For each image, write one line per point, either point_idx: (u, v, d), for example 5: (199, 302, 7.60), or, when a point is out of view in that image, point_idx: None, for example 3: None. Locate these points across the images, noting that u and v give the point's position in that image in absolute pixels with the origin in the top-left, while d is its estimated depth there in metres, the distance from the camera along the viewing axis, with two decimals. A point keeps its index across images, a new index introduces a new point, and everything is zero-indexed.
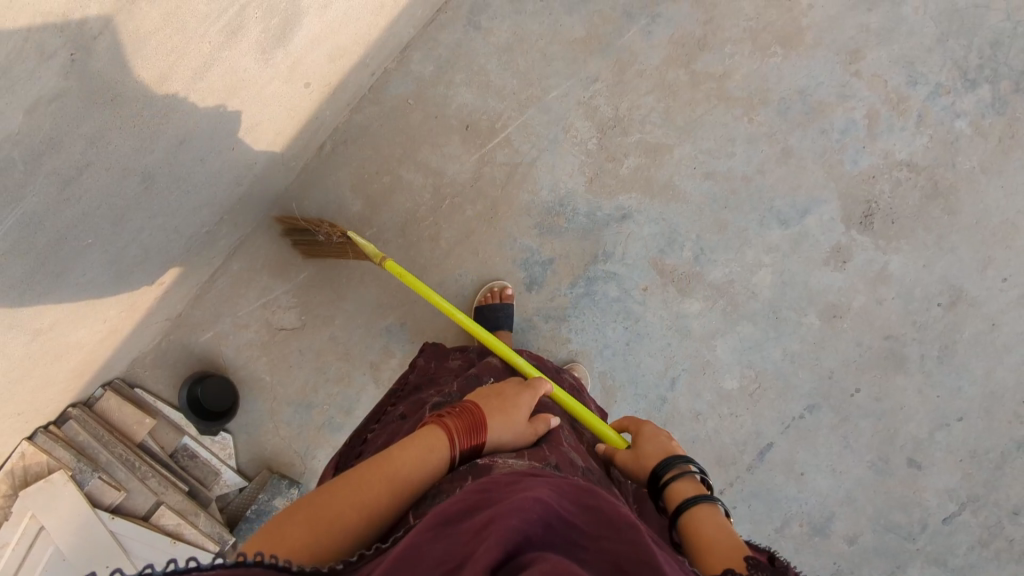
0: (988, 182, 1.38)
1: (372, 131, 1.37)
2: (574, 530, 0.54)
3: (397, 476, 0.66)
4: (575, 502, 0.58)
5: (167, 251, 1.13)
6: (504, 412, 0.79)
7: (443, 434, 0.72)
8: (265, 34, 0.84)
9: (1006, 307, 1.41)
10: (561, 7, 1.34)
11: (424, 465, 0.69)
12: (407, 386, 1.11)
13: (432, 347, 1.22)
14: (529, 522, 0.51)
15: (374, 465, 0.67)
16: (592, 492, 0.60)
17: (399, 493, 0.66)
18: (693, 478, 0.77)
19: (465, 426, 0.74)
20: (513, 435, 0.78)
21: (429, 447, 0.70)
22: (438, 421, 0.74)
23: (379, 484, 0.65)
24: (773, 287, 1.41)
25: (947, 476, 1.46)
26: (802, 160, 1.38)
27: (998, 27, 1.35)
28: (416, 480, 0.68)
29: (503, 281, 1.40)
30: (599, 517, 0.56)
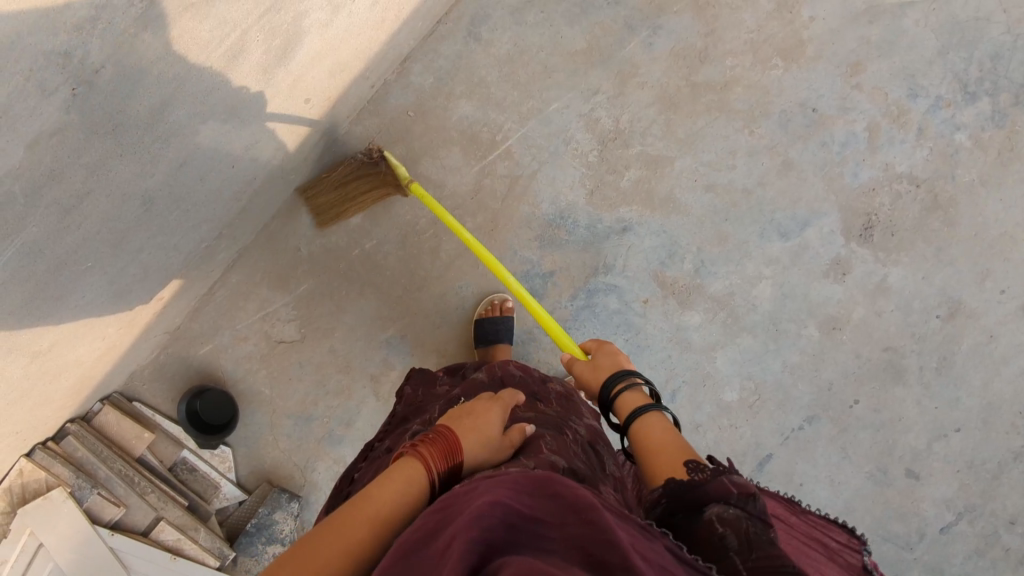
0: (987, 195, 1.39)
1: (372, 143, 1.36)
2: (539, 524, 0.49)
3: (380, 514, 0.61)
4: (537, 493, 0.52)
5: (166, 268, 1.12)
6: (479, 426, 0.75)
7: (420, 462, 0.66)
8: (267, 55, 0.83)
9: (1004, 318, 1.42)
10: (561, 19, 1.33)
11: (407, 495, 0.63)
12: (396, 419, 1.09)
13: (421, 372, 1.21)
14: (486, 527, 0.46)
15: (351, 506, 0.61)
16: (550, 478, 0.54)
17: (383, 529, 0.60)
18: (640, 389, 0.78)
19: (440, 451, 0.68)
20: (495, 450, 0.74)
21: (407, 478, 0.64)
22: (411, 449, 0.68)
23: (362, 526, 0.59)
24: (775, 299, 1.41)
25: (945, 487, 1.47)
26: (803, 173, 1.38)
27: (998, 40, 1.35)
28: (400, 516, 0.62)
29: (504, 294, 1.40)
30: (561, 505, 0.50)
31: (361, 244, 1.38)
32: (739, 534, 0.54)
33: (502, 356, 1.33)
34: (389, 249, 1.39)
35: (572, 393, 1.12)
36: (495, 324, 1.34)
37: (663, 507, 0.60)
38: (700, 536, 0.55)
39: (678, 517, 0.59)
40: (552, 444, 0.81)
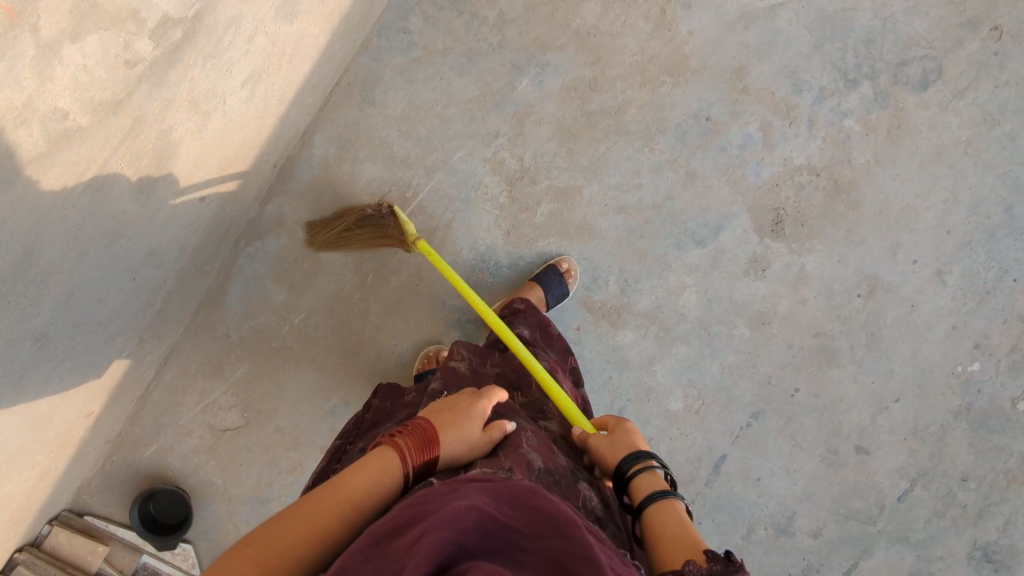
0: (884, 173, 1.44)
1: (286, 220, 1.37)
2: (513, 535, 0.58)
3: (350, 498, 0.68)
4: (515, 509, 0.61)
5: (87, 387, 1.11)
6: (460, 419, 0.79)
7: (394, 454, 0.73)
8: (138, 175, 0.82)
9: (922, 287, 1.48)
10: (450, 70, 1.35)
11: (375, 487, 0.70)
12: (367, 422, 1.11)
13: (386, 389, 1.20)
14: (461, 531, 0.54)
15: (326, 488, 0.69)
16: (533, 498, 0.63)
17: (350, 514, 0.68)
18: (657, 472, 0.83)
19: (417, 442, 0.75)
20: (471, 447, 0.78)
21: (381, 468, 0.71)
22: (390, 440, 0.75)
23: (332, 508, 0.67)
24: (701, 305, 1.46)
25: (894, 456, 1.53)
26: (708, 181, 1.42)
27: (869, 26, 1.40)
28: (366, 503, 0.69)
29: (440, 344, 1.41)
30: (538, 520, 0.60)
31: (290, 320, 1.39)
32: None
33: None
34: (319, 319, 1.40)
35: (556, 370, 1.12)
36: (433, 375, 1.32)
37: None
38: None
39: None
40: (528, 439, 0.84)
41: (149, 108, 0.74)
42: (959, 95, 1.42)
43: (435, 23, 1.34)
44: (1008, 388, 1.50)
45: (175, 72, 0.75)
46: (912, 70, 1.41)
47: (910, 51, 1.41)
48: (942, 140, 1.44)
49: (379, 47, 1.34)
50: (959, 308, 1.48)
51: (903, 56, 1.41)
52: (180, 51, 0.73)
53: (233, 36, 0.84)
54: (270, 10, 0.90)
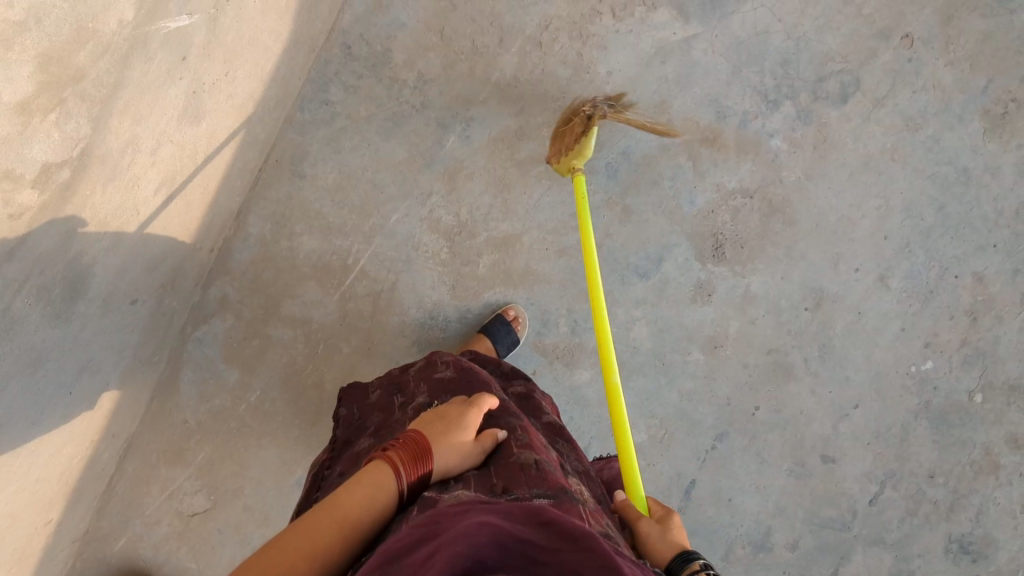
0: (816, 187, 1.46)
1: (230, 301, 1.37)
2: (528, 546, 0.59)
3: (348, 518, 0.68)
4: (528, 521, 0.62)
5: (41, 500, 1.11)
6: (450, 430, 0.80)
7: (388, 470, 0.73)
8: (52, 303, 0.83)
9: (866, 293, 1.50)
10: (376, 135, 1.37)
11: (372, 506, 0.70)
12: (342, 436, 1.10)
13: (351, 391, 1.19)
14: (482, 546, 0.56)
15: (323, 508, 0.69)
16: (545, 510, 0.63)
17: (349, 532, 0.68)
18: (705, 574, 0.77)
19: (411, 454, 0.75)
20: (464, 459, 0.79)
21: (377, 484, 0.71)
22: (383, 454, 0.75)
23: (332, 527, 0.67)
24: (653, 336, 1.48)
25: (861, 462, 1.54)
26: (644, 215, 1.44)
27: (783, 47, 1.43)
28: (364, 521, 0.69)
29: None
30: (552, 531, 0.60)
31: (246, 398, 1.40)
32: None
33: None
34: (275, 394, 1.40)
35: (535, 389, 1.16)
36: None
37: None
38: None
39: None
40: (520, 439, 0.85)
41: (48, 246, 0.75)
42: (879, 104, 1.45)
43: (355, 91, 1.36)
44: (963, 382, 1.52)
45: (71, 205, 0.75)
46: (831, 85, 1.44)
47: (826, 67, 1.44)
48: (868, 149, 1.46)
49: (303, 122, 1.36)
50: (906, 310, 1.50)
51: (820, 72, 1.44)
52: (72, 187, 0.74)
53: (134, 155, 0.85)
54: (171, 121, 0.91)
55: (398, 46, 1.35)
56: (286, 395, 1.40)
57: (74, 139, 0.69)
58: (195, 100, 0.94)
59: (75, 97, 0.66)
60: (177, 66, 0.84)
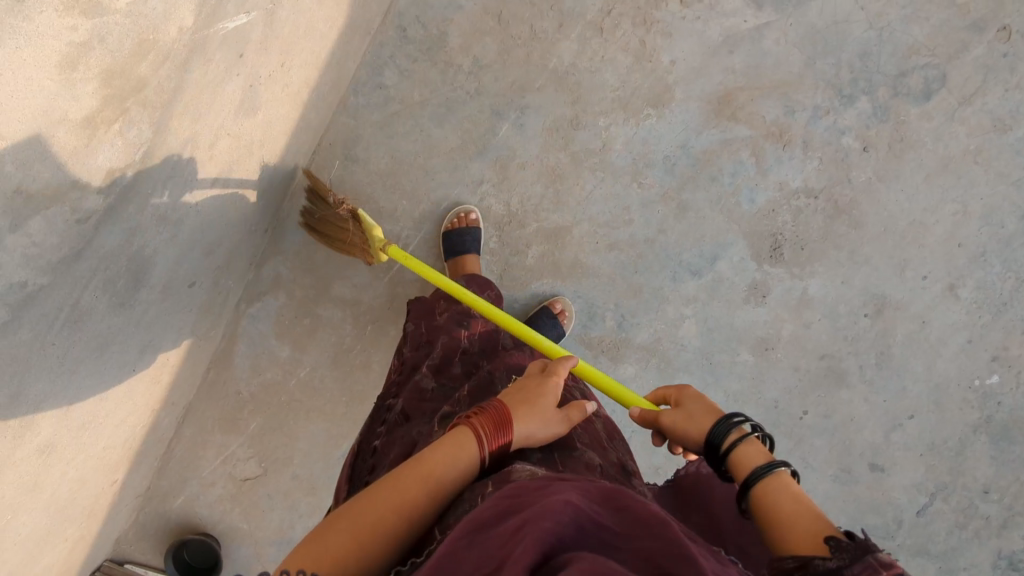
0: (887, 189, 1.39)
1: (282, 280, 1.40)
2: (608, 531, 0.50)
3: (430, 477, 0.63)
4: (604, 505, 0.53)
5: (108, 463, 1.17)
6: (538, 400, 0.74)
7: (469, 437, 0.67)
8: (118, 291, 0.86)
9: (933, 303, 1.42)
10: (429, 121, 1.36)
11: (454, 474, 0.64)
12: (405, 364, 1.05)
13: (420, 305, 1.17)
14: (564, 523, 0.47)
15: (406, 466, 0.64)
16: (623, 494, 0.54)
17: (431, 494, 0.63)
18: (744, 443, 0.67)
19: (492, 422, 0.68)
20: (550, 432, 0.73)
21: (459, 448, 0.65)
22: (466, 420, 0.69)
23: (414, 487, 0.62)
24: (701, 335, 1.44)
25: (912, 472, 1.49)
26: (700, 211, 1.40)
27: (863, 38, 1.35)
28: (447, 482, 0.64)
29: (469, 204, 1.39)
30: (630, 516, 0.51)
31: (296, 373, 1.43)
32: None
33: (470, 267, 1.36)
34: (324, 370, 1.44)
35: None
36: (460, 237, 1.34)
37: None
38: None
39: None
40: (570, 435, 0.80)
41: (113, 245, 0.77)
42: (966, 102, 1.35)
43: (410, 75, 1.35)
44: None
45: (134, 204, 0.77)
46: (913, 80, 1.35)
47: (910, 60, 1.35)
48: (948, 151, 1.37)
49: (357, 105, 1.35)
50: (974, 322, 1.42)
51: (902, 67, 1.35)
52: (133, 188, 0.75)
53: (192, 152, 0.87)
54: (228, 115, 0.92)
55: (454, 30, 1.33)
56: (335, 374, 1.44)
57: (136, 145, 0.71)
58: (250, 93, 0.95)
59: (137, 106, 0.67)
60: (235, 64, 0.85)
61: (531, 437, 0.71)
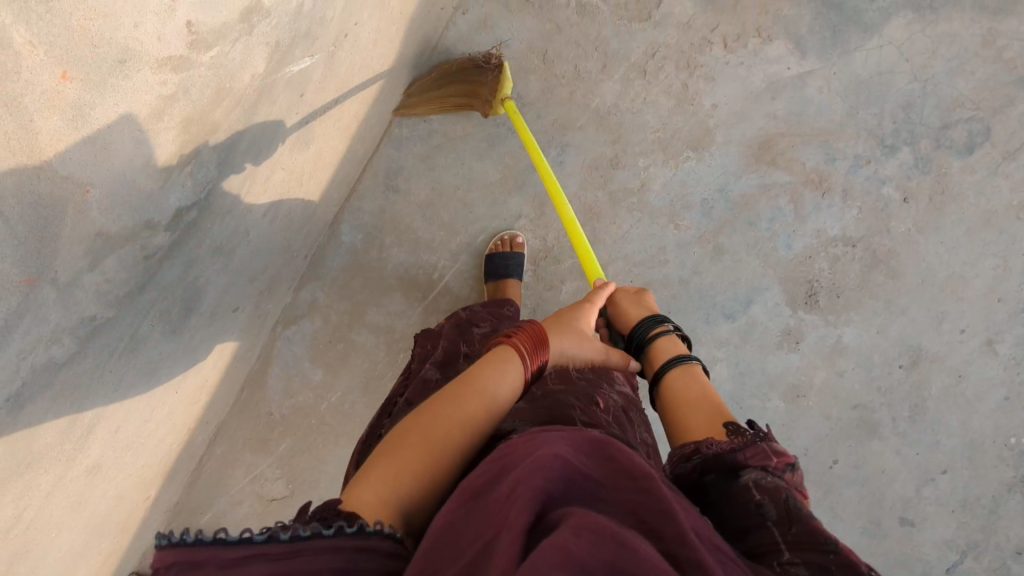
0: (927, 240, 1.38)
1: (319, 304, 1.42)
2: (596, 487, 0.51)
3: (488, 391, 0.70)
4: (592, 456, 0.55)
5: (144, 480, 1.19)
6: (571, 332, 0.86)
7: (515, 354, 0.76)
8: (171, 318, 0.88)
9: (970, 357, 1.41)
10: (471, 155, 1.38)
11: (506, 385, 0.72)
12: (411, 371, 1.10)
13: (425, 332, 1.18)
14: (549, 479, 0.48)
15: (461, 381, 0.72)
16: (611, 447, 0.56)
17: (492, 410, 0.70)
18: (672, 334, 0.91)
19: (531, 340, 0.79)
20: (578, 347, 0.85)
21: (506, 362, 0.75)
22: (507, 340, 0.78)
23: (475, 400, 0.69)
24: (732, 378, 1.44)
25: (943, 528, 1.46)
26: (736, 254, 1.40)
27: (907, 89, 1.35)
28: (502, 396, 0.71)
29: (514, 230, 1.39)
30: (616, 470, 0.53)
31: (327, 397, 1.45)
32: (777, 505, 0.57)
33: (512, 290, 1.33)
34: (355, 395, 1.45)
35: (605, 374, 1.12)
36: (505, 259, 1.34)
37: (695, 464, 0.66)
38: (738, 494, 0.61)
39: (706, 477, 0.65)
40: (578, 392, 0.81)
41: (172, 277, 0.79)
42: (1010, 157, 1.35)
43: (454, 110, 1.37)
44: None
45: (195, 237, 0.80)
46: (956, 133, 1.35)
47: (954, 113, 1.35)
48: (991, 205, 1.36)
49: (401, 137, 1.38)
50: (1011, 378, 1.40)
51: (946, 119, 1.35)
52: (196, 224, 0.78)
53: (250, 186, 0.89)
54: (285, 150, 0.95)
55: None
56: (365, 400, 1.45)
57: (203, 183, 0.73)
58: (307, 129, 0.98)
59: (207, 148, 0.70)
60: (296, 102, 0.88)
61: (565, 355, 0.83)
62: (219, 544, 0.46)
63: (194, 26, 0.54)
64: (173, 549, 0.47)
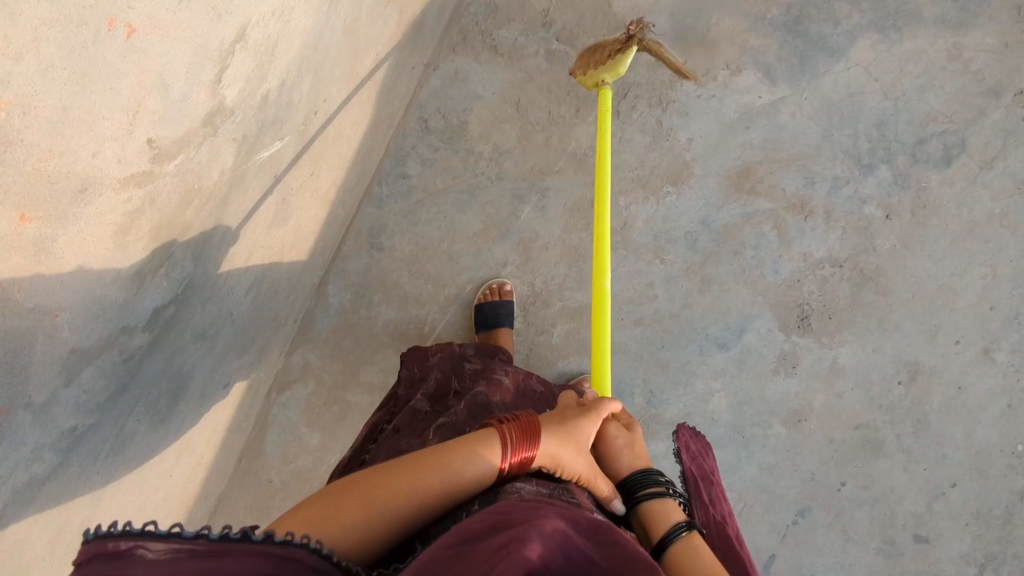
0: (913, 255, 1.38)
1: (311, 367, 1.42)
2: (593, 568, 0.50)
3: (454, 471, 0.67)
4: (593, 535, 0.53)
5: None
6: (569, 433, 0.77)
7: (498, 442, 0.70)
8: (158, 409, 0.86)
9: (968, 367, 1.40)
10: (452, 207, 1.39)
11: (475, 473, 0.67)
12: (400, 398, 1.10)
13: (411, 352, 1.19)
14: (551, 552, 0.48)
15: (437, 451, 0.68)
16: (612, 528, 0.54)
17: (451, 491, 0.67)
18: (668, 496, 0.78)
19: (522, 431, 0.72)
20: (574, 460, 0.75)
21: (485, 450, 0.69)
22: (497, 424, 0.72)
23: (435, 475, 0.66)
24: (732, 408, 1.43)
25: (959, 543, 1.43)
26: (725, 284, 1.40)
27: (879, 108, 1.36)
28: (469, 479, 0.67)
29: (502, 278, 1.39)
30: (615, 552, 0.51)
31: (326, 461, 1.43)
32: None
33: (504, 340, 1.34)
34: None
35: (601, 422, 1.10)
36: (495, 309, 1.34)
37: None
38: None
39: None
40: None
41: (154, 372, 0.79)
42: (988, 166, 1.35)
43: (432, 164, 1.39)
44: None
45: (175, 329, 0.79)
46: (932, 147, 1.36)
47: (927, 128, 1.36)
48: (973, 215, 1.36)
49: (382, 196, 1.39)
50: (1012, 386, 1.39)
51: (920, 134, 1.36)
52: (175, 318, 0.77)
53: (229, 269, 0.89)
54: (263, 229, 0.95)
55: (474, 120, 1.38)
56: None
57: (178, 280, 0.73)
58: (283, 205, 0.98)
59: (181, 246, 0.70)
60: (269, 183, 0.88)
61: (557, 459, 0.73)
62: (147, 536, 0.47)
63: (155, 141, 0.54)
64: (94, 543, 0.46)
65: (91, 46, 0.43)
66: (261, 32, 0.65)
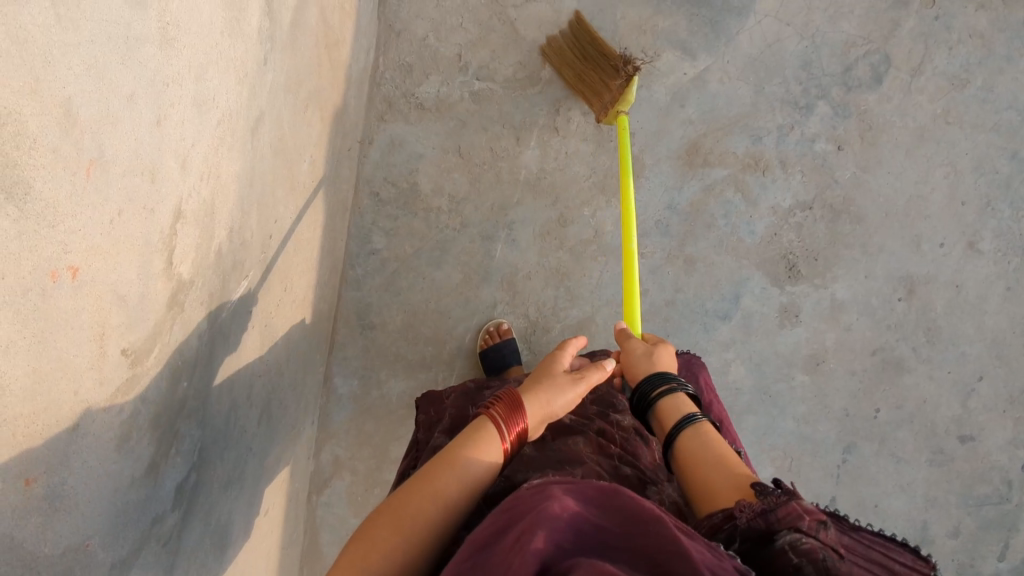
0: (875, 176, 1.40)
1: (342, 460, 1.42)
2: (605, 535, 0.47)
3: (461, 469, 0.69)
4: (600, 504, 0.50)
5: None
6: (544, 385, 0.79)
7: (493, 427, 0.72)
8: (208, 568, 0.87)
9: (959, 265, 1.41)
10: (427, 267, 1.40)
11: (480, 463, 0.70)
12: (421, 442, 1.09)
13: (428, 396, 1.19)
14: (559, 530, 0.45)
15: (436, 460, 0.70)
16: (619, 490, 0.51)
17: (467, 491, 0.68)
18: (682, 394, 0.79)
19: (509, 409, 0.74)
20: (565, 402, 0.79)
21: (485, 439, 0.71)
22: (485, 412, 0.75)
23: (445, 479, 0.68)
24: (751, 372, 1.44)
25: (1003, 431, 1.44)
26: (708, 259, 1.41)
27: (799, 50, 1.39)
28: (479, 473, 0.69)
29: (498, 319, 1.40)
30: (622, 515, 0.49)
31: None
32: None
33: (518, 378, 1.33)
34: None
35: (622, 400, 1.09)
36: (499, 350, 1.33)
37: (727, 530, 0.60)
38: (775, 563, 0.54)
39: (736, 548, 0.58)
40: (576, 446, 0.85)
41: (194, 539, 0.79)
42: (917, 72, 1.38)
43: (396, 232, 1.40)
44: None
45: (202, 492, 0.80)
46: (860, 71, 1.39)
47: (850, 54, 1.39)
48: (918, 121, 1.39)
49: (357, 277, 1.40)
50: (1006, 269, 1.41)
51: (845, 62, 1.39)
52: (198, 484, 0.78)
53: (236, 412, 0.90)
54: (254, 361, 0.96)
55: (423, 177, 1.39)
56: None
57: (190, 450, 0.74)
58: (266, 329, 0.99)
59: (183, 422, 0.71)
60: (247, 318, 0.89)
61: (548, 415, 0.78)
62: None
63: (128, 349, 0.56)
64: None
65: (42, 303, 0.44)
66: (195, 200, 0.65)
